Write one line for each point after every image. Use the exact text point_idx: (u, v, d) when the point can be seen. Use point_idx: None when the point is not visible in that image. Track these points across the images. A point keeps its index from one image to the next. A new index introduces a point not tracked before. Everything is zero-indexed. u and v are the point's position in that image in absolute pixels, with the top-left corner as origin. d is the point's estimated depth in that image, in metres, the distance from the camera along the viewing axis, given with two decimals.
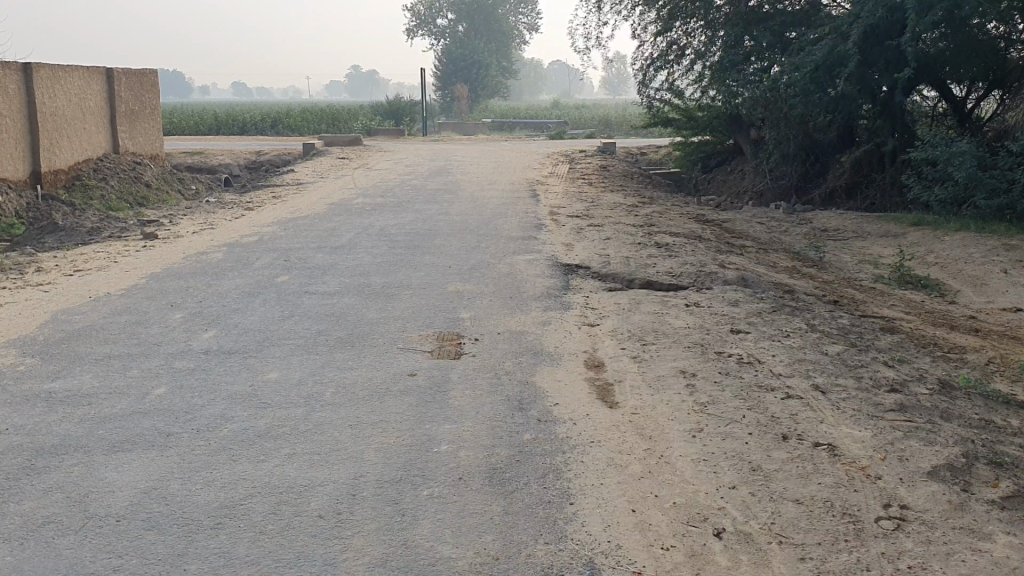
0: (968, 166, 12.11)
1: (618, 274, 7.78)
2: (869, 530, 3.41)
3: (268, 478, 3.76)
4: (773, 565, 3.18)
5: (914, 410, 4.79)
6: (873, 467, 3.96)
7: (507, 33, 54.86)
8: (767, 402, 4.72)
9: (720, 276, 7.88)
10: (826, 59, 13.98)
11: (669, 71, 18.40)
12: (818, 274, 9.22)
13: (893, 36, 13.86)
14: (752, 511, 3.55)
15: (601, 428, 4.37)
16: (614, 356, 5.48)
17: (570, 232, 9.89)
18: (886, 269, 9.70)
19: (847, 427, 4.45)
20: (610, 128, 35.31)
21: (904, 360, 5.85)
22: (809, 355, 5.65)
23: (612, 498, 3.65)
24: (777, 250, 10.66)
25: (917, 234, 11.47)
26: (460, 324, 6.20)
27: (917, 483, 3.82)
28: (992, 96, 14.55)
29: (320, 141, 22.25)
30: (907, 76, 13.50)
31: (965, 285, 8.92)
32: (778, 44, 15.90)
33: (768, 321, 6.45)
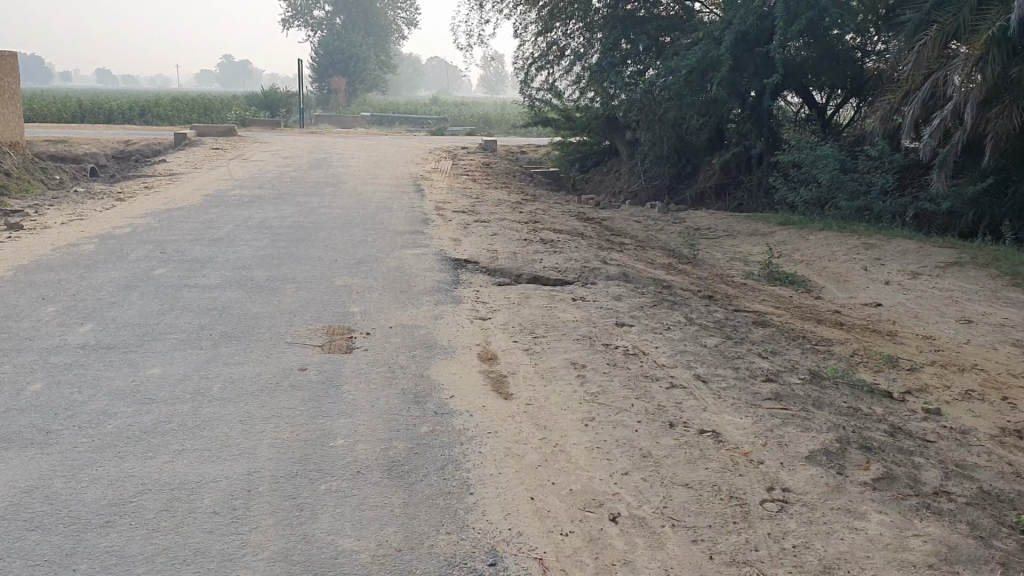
0: (831, 169, 12.73)
1: (505, 269, 7.87)
2: (755, 511, 3.57)
3: (158, 474, 3.65)
4: (667, 547, 3.29)
5: (788, 398, 5.03)
6: (755, 453, 4.14)
7: (383, 27, 54.40)
8: (653, 391, 4.87)
9: (603, 272, 8.05)
10: (699, 63, 14.50)
11: (549, 71, 18.59)
12: (693, 271, 9.54)
13: (762, 43, 14.49)
14: (644, 495, 3.66)
15: (496, 419, 4.41)
16: (506, 349, 5.55)
17: (456, 227, 9.93)
18: (756, 266, 10.12)
19: (729, 414, 4.63)
20: (491, 125, 35.54)
21: (777, 351, 6.13)
22: (691, 347, 5.85)
23: (510, 487, 3.70)
24: (653, 247, 10.96)
25: (784, 233, 12.00)
26: (349, 318, 6.15)
27: (797, 467, 4.02)
28: (850, 103, 15.37)
29: (193, 130, 21.54)
30: (775, 82, 14.13)
31: (829, 282, 9.39)
32: (654, 48, 16.44)
33: (651, 315, 6.63)
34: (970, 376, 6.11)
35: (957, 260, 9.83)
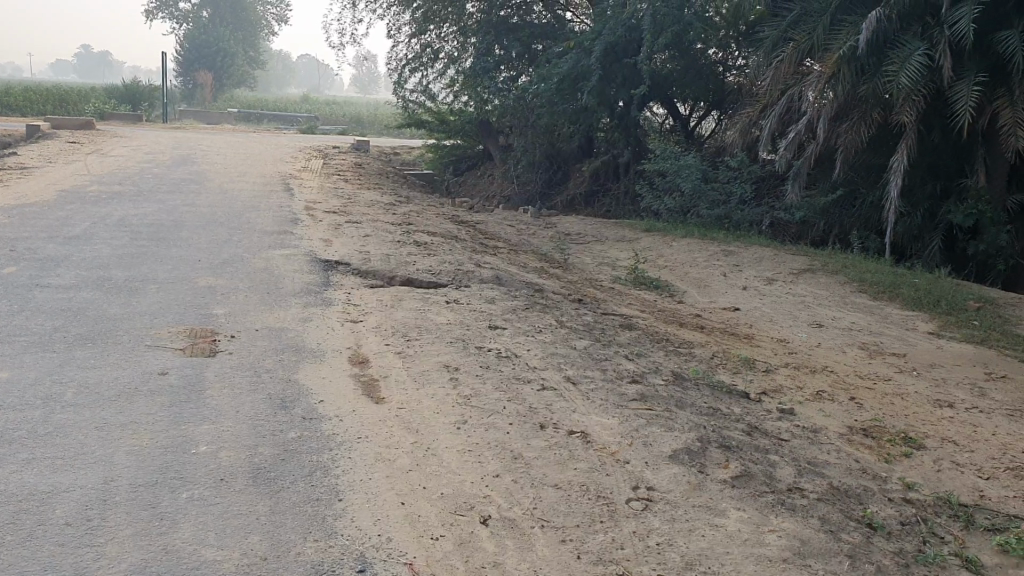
0: (694, 178, 13.19)
1: (377, 271, 7.80)
2: (621, 510, 3.65)
3: (4, 485, 3.45)
4: (537, 548, 3.33)
5: (652, 399, 5.18)
6: (622, 452, 4.24)
7: (252, 22, 53.14)
8: (524, 393, 4.92)
9: (475, 275, 8.09)
10: (570, 72, 14.77)
11: (423, 74, 18.48)
12: (563, 275, 9.69)
13: (630, 54, 14.89)
14: (515, 497, 3.69)
15: (366, 424, 4.36)
16: (378, 352, 5.50)
17: (327, 228, 9.77)
18: (623, 270, 10.37)
19: (597, 415, 4.73)
20: (363, 126, 35.23)
21: (642, 353, 6.31)
22: (561, 349, 5.94)
23: (380, 492, 3.67)
24: (525, 250, 11.09)
25: (650, 239, 12.35)
26: (213, 320, 5.96)
27: (661, 466, 4.14)
28: (712, 115, 15.97)
29: (46, 123, 20.42)
30: (642, 92, 14.55)
31: (691, 286, 9.72)
32: (526, 55, 16.65)
33: (523, 318, 6.70)
34: (821, 377, 6.43)
35: (809, 267, 10.34)
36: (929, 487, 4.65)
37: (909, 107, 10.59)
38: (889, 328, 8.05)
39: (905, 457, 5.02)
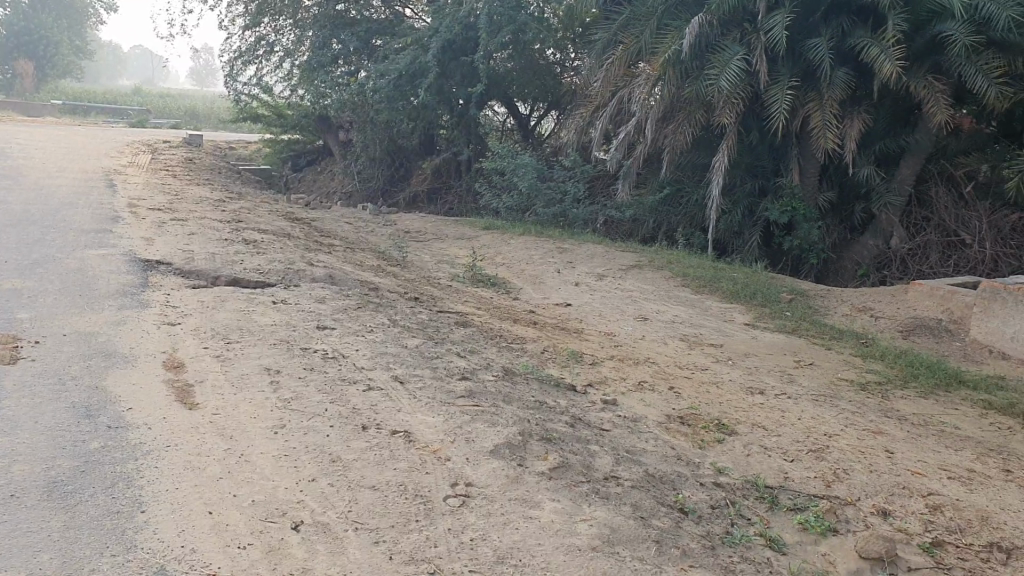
0: (530, 176, 13.37)
1: (202, 271, 7.51)
2: (438, 507, 3.64)
3: None
4: (348, 552, 3.27)
5: (480, 395, 5.19)
6: (444, 450, 4.23)
7: (77, 9, 50.28)
8: (349, 394, 4.84)
9: (307, 274, 7.91)
10: (407, 68, 14.66)
11: (257, 66, 17.58)
12: (400, 272, 9.61)
13: (467, 52, 14.96)
14: (329, 500, 3.62)
15: (177, 431, 4.18)
16: (195, 356, 5.29)
17: (151, 226, 9.34)
18: (460, 268, 10.39)
19: (422, 414, 4.71)
20: (200, 121, 33.97)
21: (475, 350, 6.32)
22: (390, 349, 5.88)
23: (187, 501, 3.53)
24: (362, 248, 10.94)
25: (488, 237, 12.42)
26: (15, 326, 5.57)
27: (481, 461, 4.16)
28: (551, 115, 16.27)
29: None
30: (480, 90, 14.63)
31: (527, 283, 9.83)
32: (364, 50, 16.42)
33: (352, 318, 6.60)
34: (643, 369, 6.63)
35: (638, 263, 10.67)
36: (738, 470, 4.88)
37: (730, 109, 11.08)
38: (710, 320, 8.42)
39: (718, 443, 5.24)
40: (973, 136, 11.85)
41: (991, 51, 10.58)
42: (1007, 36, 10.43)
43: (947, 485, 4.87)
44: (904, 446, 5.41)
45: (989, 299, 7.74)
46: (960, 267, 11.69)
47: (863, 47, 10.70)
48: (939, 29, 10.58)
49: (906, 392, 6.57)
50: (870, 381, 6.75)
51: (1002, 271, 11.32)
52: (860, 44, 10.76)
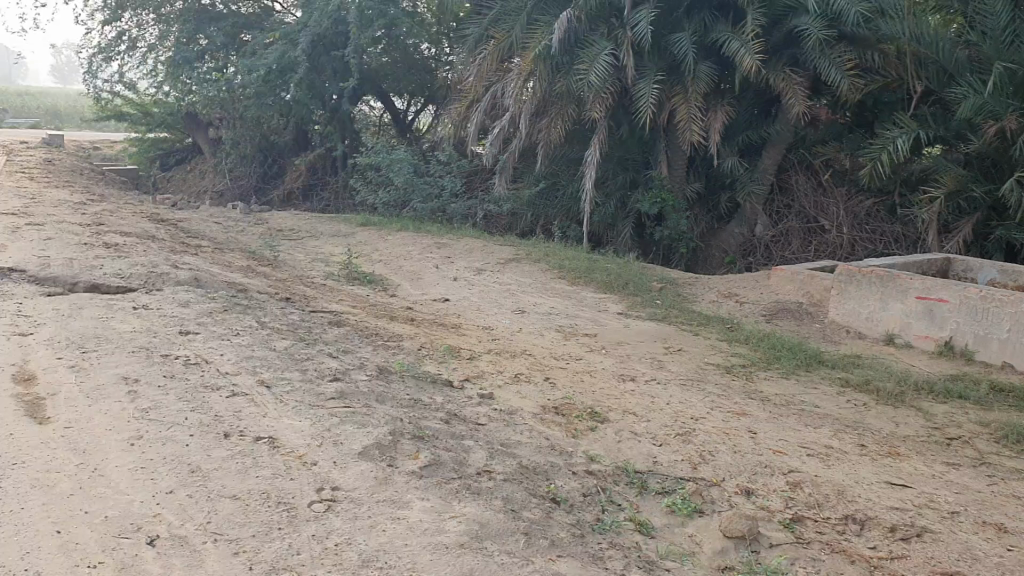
0: (405, 172, 13.26)
1: (58, 277, 7.16)
2: (302, 514, 3.57)
3: None
4: (206, 565, 3.17)
5: (352, 395, 5.10)
6: (309, 455, 4.15)
7: None
8: (211, 401, 4.70)
9: (171, 277, 7.63)
10: (277, 64, 14.30)
11: (120, 62, 16.83)
12: (272, 273, 9.38)
13: (338, 46, 14.76)
14: (187, 512, 3.50)
15: (26, 448, 3.97)
16: (48, 368, 5.03)
17: (2, 232, 8.85)
18: (335, 266, 10.22)
19: (289, 418, 4.60)
20: (62, 121, 32.46)
21: (348, 350, 6.21)
22: (258, 352, 5.73)
23: (35, 521, 3.35)
24: (232, 249, 10.63)
25: (364, 233, 12.26)
26: None
27: (349, 464, 4.10)
28: (428, 110, 16.19)
29: None
30: (352, 85, 14.43)
31: (403, 279, 9.73)
32: (232, 45, 16.02)
33: (219, 322, 6.40)
34: (520, 361, 6.65)
35: (515, 257, 10.73)
36: (609, 457, 4.95)
37: (599, 103, 11.33)
38: (584, 311, 8.53)
39: (591, 431, 5.31)
40: (829, 126, 12.32)
41: (842, 45, 11.24)
42: (856, 30, 11.11)
43: (806, 462, 5.02)
44: (767, 426, 5.60)
45: (845, 282, 8.13)
46: (820, 252, 12.20)
47: (724, 42, 11.06)
48: (794, 23, 11.08)
49: (769, 373, 6.83)
50: (735, 365, 6.98)
51: (858, 256, 11.89)
52: (721, 38, 11.12)
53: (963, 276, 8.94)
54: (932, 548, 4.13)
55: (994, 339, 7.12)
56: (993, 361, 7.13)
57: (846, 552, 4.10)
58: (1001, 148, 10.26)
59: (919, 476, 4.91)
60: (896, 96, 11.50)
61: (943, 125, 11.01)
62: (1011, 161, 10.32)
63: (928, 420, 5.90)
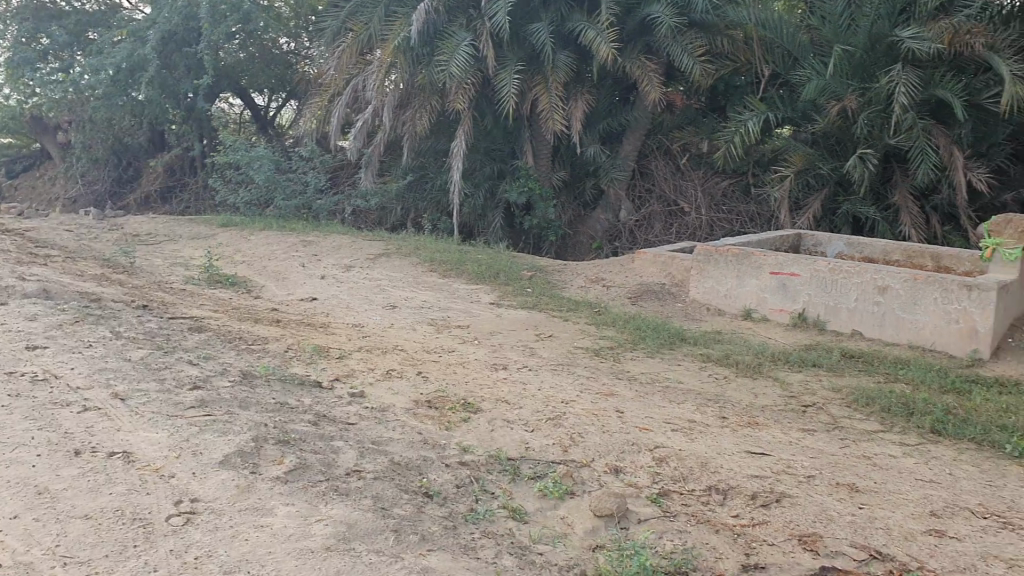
0: (267, 170, 12.89)
1: None
2: (159, 529, 3.45)
3: None
4: None
5: (213, 403, 4.94)
6: (167, 467, 4.00)
7: None
8: (61, 418, 4.48)
9: (17, 290, 7.22)
10: (124, 63, 13.61)
11: None
12: (128, 280, 8.99)
13: (191, 43, 14.24)
14: (34, 537, 3.33)
15: None
16: None
17: None
18: (196, 270, 9.88)
19: (145, 431, 4.42)
20: None
21: (211, 356, 6.02)
22: (112, 364, 5.49)
23: None
24: (84, 257, 10.13)
25: (227, 234, 11.89)
26: None
27: (209, 474, 3.98)
28: (291, 105, 15.88)
29: None
30: (208, 83, 13.99)
31: (269, 279, 9.48)
32: (76, 43, 15.26)
33: (69, 335, 6.09)
34: (390, 357, 6.56)
35: (383, 251, 10.64)
36: (483, 447, 4.90)
37: (461, 94, 11.34)
38: (455, 303, 8.52)
39: (464, 422, 5.25)
40: (685, 111, 12.75)
41: (694, 31, 11.64)
42: (706, 17, 11.49)
43: (671, 437, 5.15)
44: (634, 405, 5.73)
45: (704, 262, 8.41)
46: (682, 234, 12.57)
47: (581, 31, 11.27)
48: (647, 12, 11.38)
49: (636, 354, 6.99)
50: (604, 347, 7.11)
51: (717, 237, 12.31)
52: (577, 27, 11.36)
53: (813, 251, 9.40)
54: (791, 512, 4.28)
55: (842, 308, 7.50)
56: (842, 329, 7.51)
57: (710, 522, 4.20)
58: (843, 127, 10.80)
59: (777, 444, 5.12)
60: (744, 80, 12.09)
61: (790, 107, 11.50)
62: (853, 139, 10.88)
63: (784, 389, 6.17)
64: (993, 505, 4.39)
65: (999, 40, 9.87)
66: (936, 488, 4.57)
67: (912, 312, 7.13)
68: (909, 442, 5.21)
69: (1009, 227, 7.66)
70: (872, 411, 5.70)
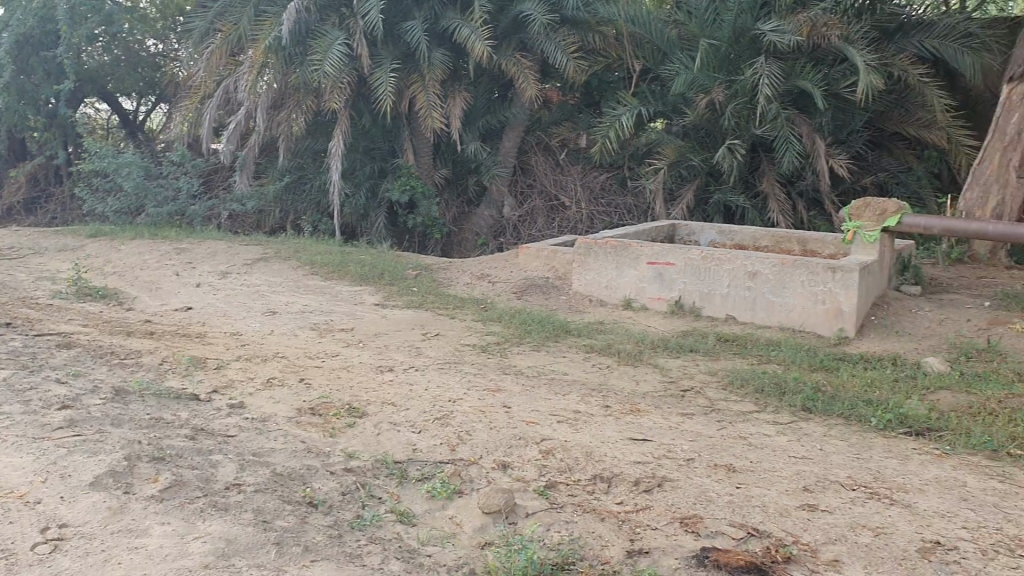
0: (136, 176, 12.41)
1: None
2: (23, 559, 3.36)
3: None
4: None
5: (83, 422, 4.74)
6: (32, 493, 3.86)
7: None
8: None
9: None
10: None
11: None
12: None
13: (49, 46, 13.59)
14: None
15: None
16: None
17: None
18: (63, 283, 9.44)
19: (9, 456, 4.22)
20: None
21: (80, 373, 5.76)
22: None
23: None
24: None
25: (96, 245, 11.42)
26: None
27: (78, 497, 3.84)
28: (160, 109, 15.33)
29: None
30: (69, 88, 13.40)
31: (142, 290, 9.14)
32: None
33: None
34: (272, 365, 6.41)
35: (262, 256, 10.42)
36: (368, 452, 4.82)
37: (337, 94, 11.19)
38: (338, 306, 8.41)
39: (349, 428, 5.17)
40: (561, 106, 12.92)
41: (566, 28, 11.79)
42: (577, 13, 11.70)
43: (557, 429, 5.21)
44: (519, 399, 5.76)
45: (584, 254, 8.52)
46: (564, 228, 12.75)
47: (455, 29, 11.32)
48: (519, 9, 11.48)
49: (521, 348, 7.04)
50: (490, 343, 7.14)
51: (597, 229, 12.54)
52: (451, 25, 11.38)
53: (687, 241, 9.63)
54: (672, 496, 4.39)
55: (716, 294, 7.74)
56: (717, 314, 7.73)
57: (595, 510, 4.27)
58: (712, 119, 11.13)
59: (658, 429, 5.25)
60: (616, 76, 12.36)
61: (662, 100, 11.77)
62: (722, 130, 11.22)
63: (664, 375, 6.33)
64: (861, 476, 4.60)
65: (852, 33, 10.40)
66: (808, 464, 4.76)
67: (781, 295, 7.42)
68: (783, 420, 5.42)
69: (867, 211, 7.89)
70: (748, 392, 5.91)
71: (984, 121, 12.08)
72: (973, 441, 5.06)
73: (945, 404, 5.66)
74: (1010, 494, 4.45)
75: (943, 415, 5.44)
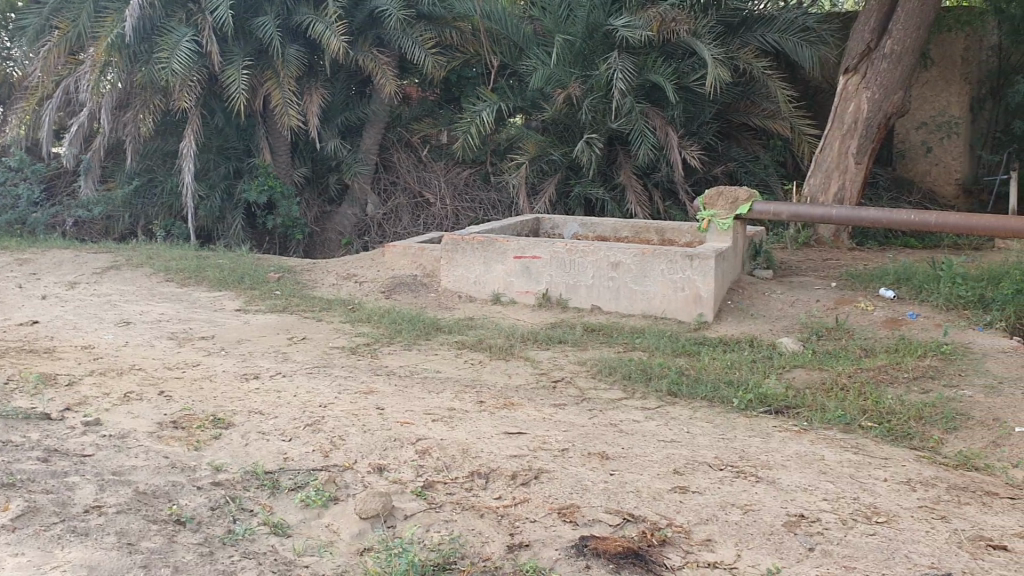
0: None
1: None
2: None
3: None
4: None
5: None
6: None
7: None
8: None
9: None
10: None
11: None
12: None
13: None
14: None
15: None
16: None
17: None
18: None
19: None
20: None
21: None
22: None
23: None
24: None
25: None
26: None
27: None
28: None
29: None
30: None
31: None
32: None
33: None
34: (128, 379, 6.10)
35: (113, 264, 9.94)
36: (237, 463, 4.67)
37: (188, 92, 10.78)
38: (196, 313, 8.10)
39: (214, 439, 4.98)
40: (421, 103, 12.88)
41: (422, 24, 11.77)
42: (433, 9, 11.69)
43: (431, 427, 5.17)
44: (392, 400, 5.69)
45: (451, 250, 8.49)
46: (428, 224, 12.65)
47: (310, 24, 11.10)
48: (374, 5, 11.37)
49: (392, 348, 6.96)
50: (359, 344, 7.04)
51: (462, 224, 12.51)
52: (305, 21, 11.17)
53: (551, 233, 9.76)
54: (549, 487, 4.43)
55: (582, 285, 7.86)
56: (583, 305, 7.87)
57: (473, 507, 4.26)
58: (570, 113, 11.32)
59: (531, 421, 5.29)
60: (475, 72, 12.40)
61: (520, 95, 11.88)
62: (579, 123, 11.42)
63: (534, 366, 6.40)
64: (727, 457, 4.76)
65: (699, 27, 10.77)
66: (676, 447, 4.89)
67: (643, 284, 7.61)
68: (651, 406, 5.56)
69: (720, 199, 8.19)
70: (616, 380, 6.03)
71: (823, 111, 12.73)
72: (829, 416, 5.32)
73: (800, 382, 5.93)
74: (864, 464, 4.70)
75: (799, 393, 5.69)
